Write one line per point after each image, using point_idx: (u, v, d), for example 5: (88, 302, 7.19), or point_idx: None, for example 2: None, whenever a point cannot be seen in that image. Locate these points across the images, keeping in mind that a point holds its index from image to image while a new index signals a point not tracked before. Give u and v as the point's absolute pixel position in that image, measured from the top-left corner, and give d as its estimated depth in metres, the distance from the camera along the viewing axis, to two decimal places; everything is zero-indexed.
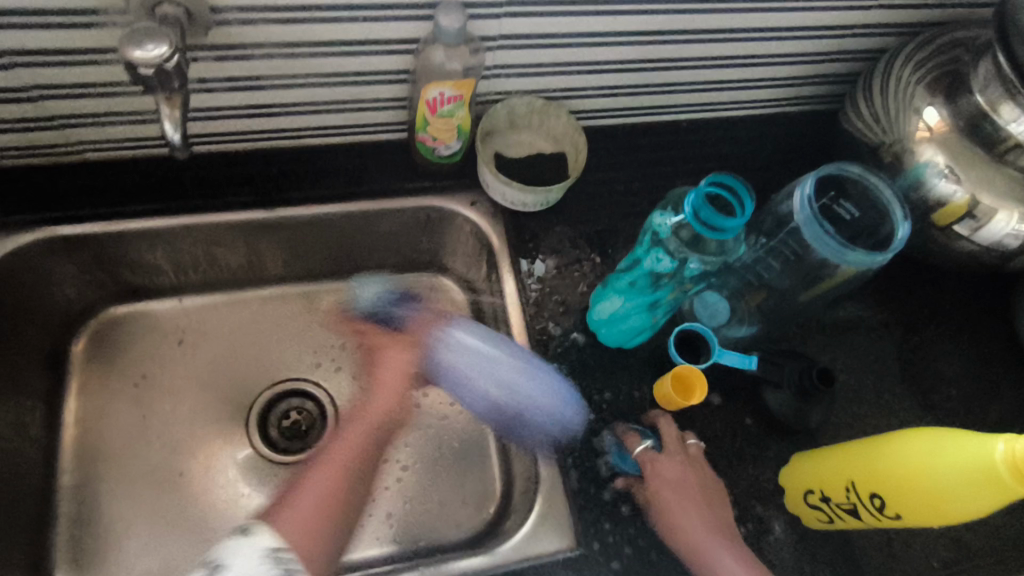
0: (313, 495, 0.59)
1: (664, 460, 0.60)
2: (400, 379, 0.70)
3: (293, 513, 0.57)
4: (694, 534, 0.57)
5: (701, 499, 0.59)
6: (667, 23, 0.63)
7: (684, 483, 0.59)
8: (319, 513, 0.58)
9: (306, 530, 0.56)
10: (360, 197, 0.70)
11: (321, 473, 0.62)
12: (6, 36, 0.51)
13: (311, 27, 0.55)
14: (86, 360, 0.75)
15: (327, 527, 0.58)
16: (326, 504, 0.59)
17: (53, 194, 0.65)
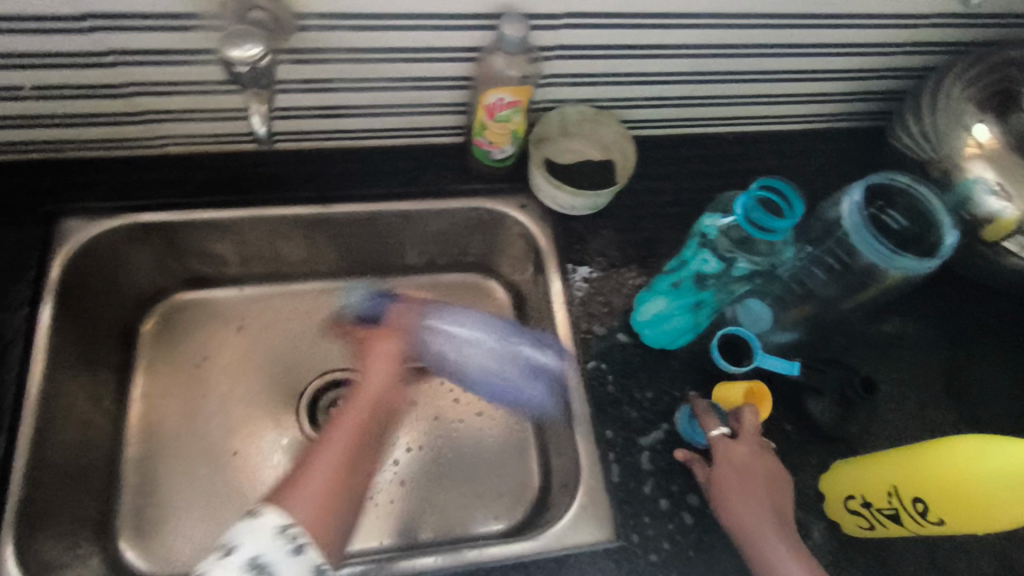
0: (324, 469, 0.56)
1: (735, 448, 0.59)
2: (393, 367, 0.70)
3: (305, 489, 0.53)
4: (753, 523, 0.56)
5: (767, 492, 0.57)
6: (719, 37, 0.65)
7: (753, 472, 0.58)
8: (329, 496, 0.54)
9: (318, 510, 0.53)
10: (416, 195, 0.74)
11: (329, 450, 0.58)
12: (112, 38, 0.56)
13: (384, 33, 0.59)
14: (153, 342, 0.79)
15: (338, 510, 0.54)
16: (337, 487, 0.55)
17: (130, 183, 0.69)
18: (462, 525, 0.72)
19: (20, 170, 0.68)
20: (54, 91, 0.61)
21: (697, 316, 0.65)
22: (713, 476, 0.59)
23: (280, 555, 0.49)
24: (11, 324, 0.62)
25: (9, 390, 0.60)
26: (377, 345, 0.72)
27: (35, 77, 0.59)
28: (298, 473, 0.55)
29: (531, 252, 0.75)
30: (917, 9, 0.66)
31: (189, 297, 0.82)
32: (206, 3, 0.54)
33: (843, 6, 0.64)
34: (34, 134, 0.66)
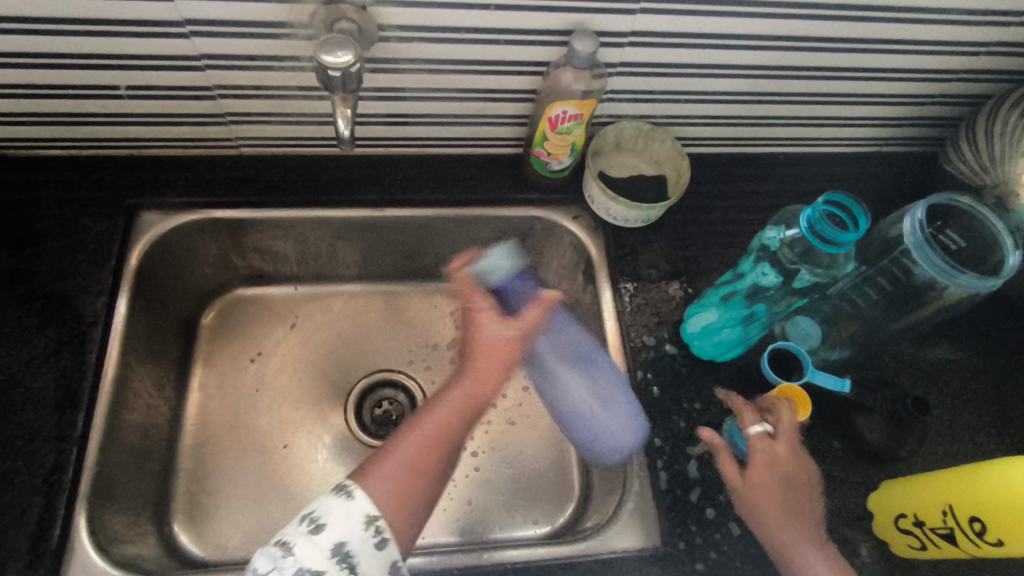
0: (406, 453, 0.58)
1: (777, 451, 0.59)
2: (496, 372, 0.66)
3: (383, 471, 0.56)
4: (790, 529, 0.57)
5: (801, 500, 0.58)
6: (776, 59, 0.68)
7: (789, 479, 0.59)
8: (408, 482, 0.56)
9: (391, 491, 0.55)
10: (474, 202, 0.76)
11: (416, 436, 0.59)
12: (207, 42, 0.60)
13: (458, 46, 0.62)
14: (211, 333, 0.80)
15: (413, 498, 0.55)
16: (415, 476, 0.57)
17: (211, 181, 0.73)
18: (504, 526, 0.73)
19: (108, 165, 0.72)
20: (148, 91, 0.65)
21: (746, 329, 0.66)
22: (750, 476, 0.59)
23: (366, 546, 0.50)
24: (92, 307, 0.65)
25: (89, 369, 0.62)
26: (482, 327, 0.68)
27: (132, 78, 0.63)
28: (384, 452, 0.58)
29: (581, 262, 0.77)
30: (976, 36, 0.67)
31: (249, 294, 0.83)
32: (299, 12, 0.57)
33: (902, 32, 0.66)
34: (122, 131, 0.70)
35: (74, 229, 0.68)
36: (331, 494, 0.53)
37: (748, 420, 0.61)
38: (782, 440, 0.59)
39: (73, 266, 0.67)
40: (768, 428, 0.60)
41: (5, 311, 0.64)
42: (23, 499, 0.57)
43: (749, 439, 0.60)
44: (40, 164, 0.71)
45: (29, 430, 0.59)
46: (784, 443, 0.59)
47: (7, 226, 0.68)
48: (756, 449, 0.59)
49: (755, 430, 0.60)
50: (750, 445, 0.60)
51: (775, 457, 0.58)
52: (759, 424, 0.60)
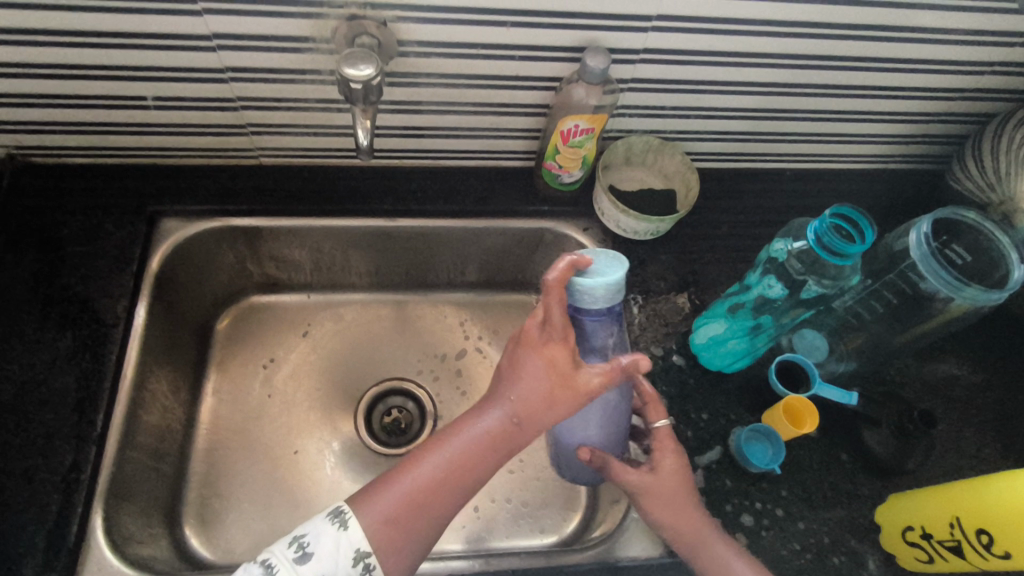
0: (419, 479, 0.55)
1: (668, 448, 0.60)
2: (536, 402, 0.55)
3: (384, 502, 0.53)
4: (689, 532, 0.57)
5: (694, 498, 0.59)
6: (784, 77, 0.69)
7: (681, 479, 0.59)
8: (405, 515, 0.53)
9: (388, 526, 0.52)
10: (486, 213, 0.78)
11: (434, 461, 0.55)
12: (232, 56, 0.62)
13: (475, 61, 0.64)
14: (226, 339, 0.82)
15: (413, 533, 0.53)
16: (416, 507, 0.54)
17: (231, 190, 0.75)
18: (511, 534, 0.73)
19: (131, 173, 0.74)
20: (173, 102, 0.67)
21: (753, 341, 0.67)
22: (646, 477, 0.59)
23: None
24: (112, 310, 0.67)
25: (109, 371, 0.64)
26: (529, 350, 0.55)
27: (159, 89, 0.65)
28: (385, 477, 0.55)
29: None
30: (981, 56, 0.68)
31: (264, 301, 0.84)
32: (323, 28, 0.59)
33: (908, 51, 0.67)
34: (146, 141, 0.72)
35: (97, 235, 0.70)
36: (325, 518, 0.52)
37: (652, 416, 0.62)
38: (669, 438, 0.60)
39: (95, 270, 0.68)
40: (665, 423, 0.61)
41: (28, 312, 0.65)
42: (41, 497, 0.58)
43: (654, 437, 0.61)
44: (67, 172, 0.73)
45: (49, 429, 0.60)
46: (672, 441, 0.60)
47: (33, 231, 0.69)
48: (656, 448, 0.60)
49: (660, 425, 0.61)
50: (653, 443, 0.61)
51: (672, 454, 0.59)
52: (661, 416, 0.61)
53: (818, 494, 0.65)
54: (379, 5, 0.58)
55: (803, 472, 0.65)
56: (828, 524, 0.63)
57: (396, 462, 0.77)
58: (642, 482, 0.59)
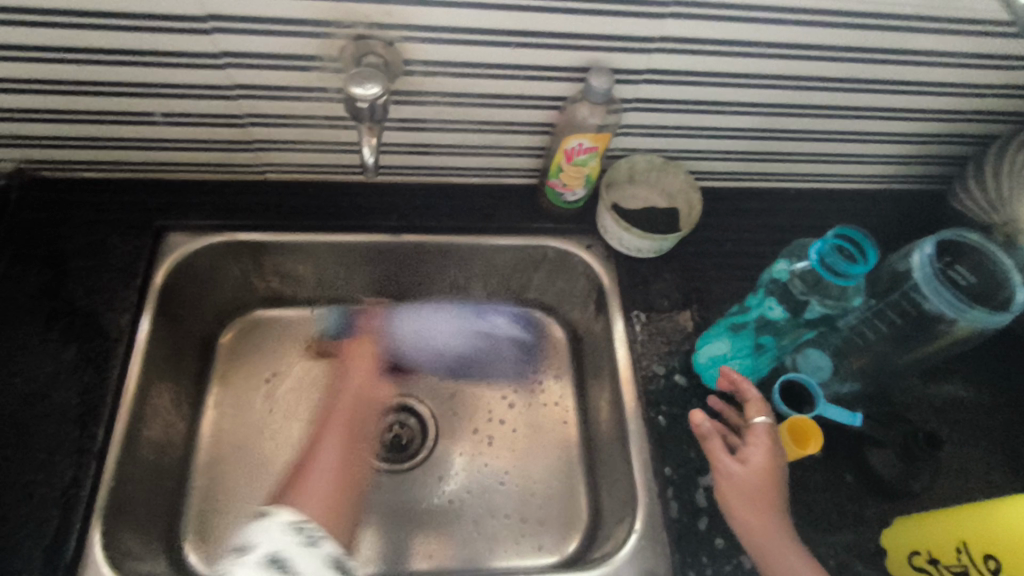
0: (325, 466, 0.65)
1: (763, 445, 0.59)
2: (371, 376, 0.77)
3: (311, 491, 0.62)
4: (762, 532, 0.56)
5: (778, 501, 0.57)
6: (786, 97, 0.70)
7: (771, 479, 0.58)
8: (331, 497, 0.62)
9: (323, 505, 0.61)
10: (490, 230, 0.78)
11: (326, 442, 0.68)
12: (240, 74, 0.62)
13: (479, 81, 0.65)
14: (228, 353, 0.82)
15: (340, 505, 0.62)
16: (339, 486, 0.64)
17: (237, 206, 0.76)
18: (510, 553, 0.72)
19: (138, 187, 0.75)
20: (181, 118, 0.68)
21: (757, 359, 0.68)
22: (735, 467, 0.59)
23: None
24: (116, 324, 0.67)
25: (111, 385, 0.64)
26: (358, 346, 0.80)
27: (167, 105, 0.66)
28: (305, 474, 0.64)
29: (593, 291, 0.79)
30: (982, 79, 0.69)
31: (266, 315, 0.84)
32: (329, 47, 0.60)
33: (909, 74, 0.68)
34: (153, 156, 0.73)
35: (102, 248, 0.71)
36: (281, 523, 0.55)
37: (751, 410, 0.62)
38: (767, 436, 0.60)
39: (101, 284, 0.69)
40: (765, 421, 0.60)
41: (33, 325, 0.66)
42: (41, 511, 0.57)
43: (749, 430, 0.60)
44: (74, 186, 0.74)
45: (51, 443, 0.60)
46: (770, 438, 0.60)
47: (40, 244, 0.70)
48: (749, 440, 0.60)
49: (758, 420, 0.60)
50: (748, 435, 0.60)
51: (764, 449, 0.58)
52: (761, 415, 0.61)
53: (823, 516, 0.64)
54: (386, 25, 0.58)
55: (808, 493, 0.65)
56: (834, 546, 0.62)
57: (395, 479, 0.76)
58: (730, 468, 0.59)
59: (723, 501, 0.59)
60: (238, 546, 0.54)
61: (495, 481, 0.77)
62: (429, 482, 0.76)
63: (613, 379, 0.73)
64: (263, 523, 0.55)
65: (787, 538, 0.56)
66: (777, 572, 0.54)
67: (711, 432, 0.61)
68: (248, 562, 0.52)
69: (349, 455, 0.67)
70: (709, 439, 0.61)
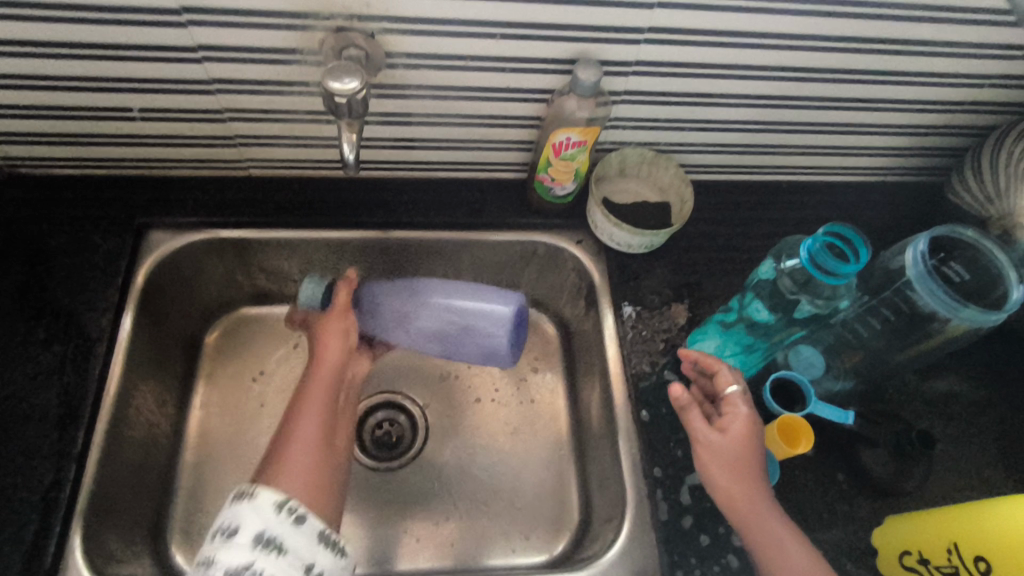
0: (307, 437, 0.59)
1: (741, 412, 0.58)
2: (341, 347, 0.67)
3: (291, 470, 0.56)
4: (742, 501, 0.56)
5: (757, 467, 0.57)
6: (781, 88, 0.68)
7: (751, 445, 0.57)
8: (315, 472, 0.56)
9: (303, 488, 0.55)
10: (477, 226, 0.77)
11: (306, 423, 0.60)
12: (219, 68, 0.61)
13: (464, 74, 0.63)
14: (215, 351, 0.80)
15: (320, 482, 0.56)
16: (318, 457, 0.58)
17: (220, 202, 0.74)
18: (498, 552, 0.71)
19: (119, 184, 0.74)
20: (160, 113, 0.66)
21: (747, 358, 0.67)
22: (710, 435, 0.58)
23: (285, 528, 0.51)
24: (97, 323, 0.66)
25: (92, 385, 0.63)
26: (329, 332, 0.67)
27: (145, 100, 0.64)
28: (280, 449, 0.58)
29: (584, 287, 0.78)
30: (978, 70, 0.67)
31: (254, 313, 0.83)
32: (310, 40, 0.59)
33: (905, 65, 0.66)
34: (134, 151, 0.71)
35: (82, 247, 0.69)
36: (312, 529, 0.52)
37: (721, 379, 0.61)
38: (743, 403, 0.59)
39: (81, 283, 0.68)
40: (737, 389, 0.59)
41: (12, 327, 0.65)
42: (19, 516, 0.57)
43: (723, 400, 0.60)
44: (54, 182, 0.73)
45: (29, 446, 0.59)
46: (746, 405, 0.59)
47: (19, 243, 0.69)
48: (726, 408, 0.59)
49: (730, 389, 0.60)
50: (723, 404, 0.60)
51: (742, 416, 0.57)
52: (733, 385, 0.60)
53: (814, 515, 0.63)
54: (366, 17, 0.57)
55: (799, 492, 0.64)
56: (825, 547, 0.62)
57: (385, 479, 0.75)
58: (707, 436, 0.58)
59: (704, 470, 0.58)
60: (222, 528, 0.51)
61: (485, 480, 0.76)
62: (418, 482, 0.75)
63: (603, 376, 0.72)
64: (247, 505, 0.51)
65: (771, 508, 0.55)
66: (760, 541, 0.54)
67: (688, 401, 0.60)
68: (235, 548, 0.48)
69: (330, 420, 0.62)
70: (686, 408, 0.60)
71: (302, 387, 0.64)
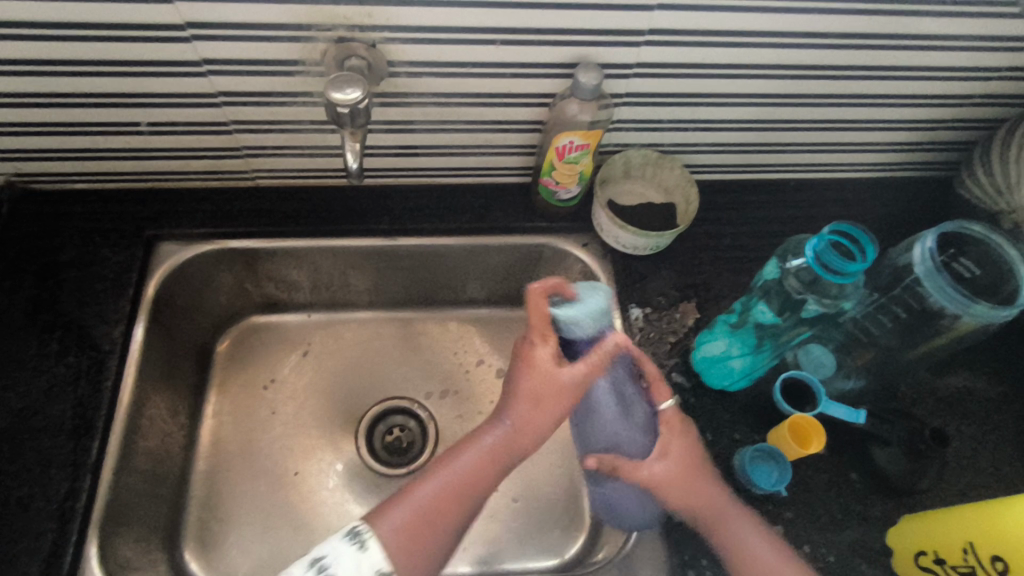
0: (429, 499, 0.57)
1: (674, 433, 0.60)
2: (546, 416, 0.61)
3: (396, 523, 0.55)
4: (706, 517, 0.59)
5: (706, 478, 0.59)
6: (785, 87, 0.68)
7: (691, 461, 0.59)
8: (419, 531, 0.55)
9: (404, 545, 0.54)
10: (483, 231, 0.77)
11: (439, 483, 0.58)
12: (224, 81, 0.62)
13: (466, 80, 0.63)
14: (226, 360, 0.81)
15: (424, 549, 0.55)
16: (431, 526, 0.56)
17: (227, 213, 0.75)
18: (510, 556, 0.72)
19: (129, 198, 0.75)
20: (168, 127, 0.67)
21: (756, 360, 0.65)
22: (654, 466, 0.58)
23: None
24: (109, 335, 0.67)
25: (106, 396, 0.64)
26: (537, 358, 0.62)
27: (153, 115, 0.65)
28: (408, 497, 0.57)
29: None
30: (985, 62, 0.66)
31: (263, 321, 0.84)
32: (312, 51, 0.59)
33: (910, 60, 0.66)
34: (142, 165, 0.72)
35: (93, 260, 0.70)
36: (370, 564, 0.52)
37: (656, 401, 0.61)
38: (673, 422, 0.60)
39: (93, 295, 0.69)
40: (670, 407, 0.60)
41: (26, 340, 0.66)
42: (37, 526, 0.58)
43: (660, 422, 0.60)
44: (65, 197, 0.74)
45: (45, 457, 0.60)
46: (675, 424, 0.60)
47: (31, 257, 0.70)
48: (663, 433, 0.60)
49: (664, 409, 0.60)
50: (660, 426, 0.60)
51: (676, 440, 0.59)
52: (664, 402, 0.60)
53: (826, 516, 0.63)
54: (367, 27, 0.57)
55: (811, 492, 0.64)
56: (839, 547, 0.61)
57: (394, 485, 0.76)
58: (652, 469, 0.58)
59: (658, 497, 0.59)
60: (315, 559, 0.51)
61: (495, 485, 0.76)
62: None
63: None
64: (350, 553, 0.52)
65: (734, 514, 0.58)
66: (730, 548, 0.57)
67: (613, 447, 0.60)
68: None
69: (459, 503, 0.58)
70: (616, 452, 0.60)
71: (463, 450, 0.60)
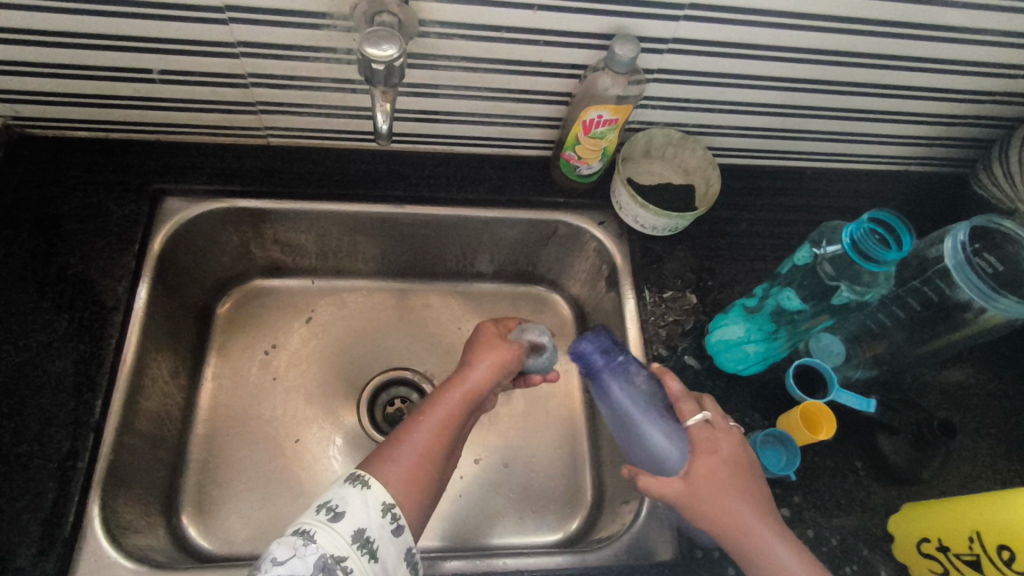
0: (421, 437, 0.55)
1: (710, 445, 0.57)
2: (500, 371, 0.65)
3: (396, 461, 0.53)
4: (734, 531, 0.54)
5: (740, 489, 0.55)
6: (815, 73, 0.67)
7: (725, 472, 0.56)
8: (418, 468, 0.53)
9: (406, 483, 0.52)
10: (499, 204, 0.75)
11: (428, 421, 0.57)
12: (245, 30, 0.59)
13: (497, 44, 0.61)
14: (228, 323, 0.79)
15: (421, 488, 0.53)
16: (426, 464, 0.54)
17: (236, 171, 0.72)
18: (514, 531, 0.72)
19: (132, 149, 0.72)
20: (181, 77, 0.64)
21: (771, 345, 0.65)
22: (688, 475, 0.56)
23: (384, 533, 0.48)
24: (114, 292, 0.64)
25: (109, 354, 0.61)
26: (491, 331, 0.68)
27: (166, 62, 0.62)
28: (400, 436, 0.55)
29: (604, 269, 0.77)
30: (1015, 59, 0.66)
31: (267, 285, 0.82)
32: (341, 3, 0.57)
33: (943, 52, 0.65)
34: (149, 115, 0.69)
35: (96, 212, 0.68)
36: (375, 501, 0.49)
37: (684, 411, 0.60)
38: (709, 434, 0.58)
39: (96, 248, 0.66)
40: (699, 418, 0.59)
41: (25, 292, 0.63)
42: (35, 484, 0.56)
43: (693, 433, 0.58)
44: (66, 144, 0.71)
45: (46, 414, 0.58)
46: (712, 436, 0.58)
47: (29, 206, 0.67)
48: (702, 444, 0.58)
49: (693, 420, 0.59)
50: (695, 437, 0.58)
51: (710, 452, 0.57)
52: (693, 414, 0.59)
53: (831, 501, 0.64)
54: None
55: (817, 478, 0.64)
56: (842, 532, 0.62)
57: None
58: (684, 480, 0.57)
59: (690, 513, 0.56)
60: (325, 503, 0.48)
61: (500, 460, 0.75)
62: None
63: None
64: (358, 494, 0.49)
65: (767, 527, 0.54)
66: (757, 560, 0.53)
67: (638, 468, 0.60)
68: (336, 536, 0.46)
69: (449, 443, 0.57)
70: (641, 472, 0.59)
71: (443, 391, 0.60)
